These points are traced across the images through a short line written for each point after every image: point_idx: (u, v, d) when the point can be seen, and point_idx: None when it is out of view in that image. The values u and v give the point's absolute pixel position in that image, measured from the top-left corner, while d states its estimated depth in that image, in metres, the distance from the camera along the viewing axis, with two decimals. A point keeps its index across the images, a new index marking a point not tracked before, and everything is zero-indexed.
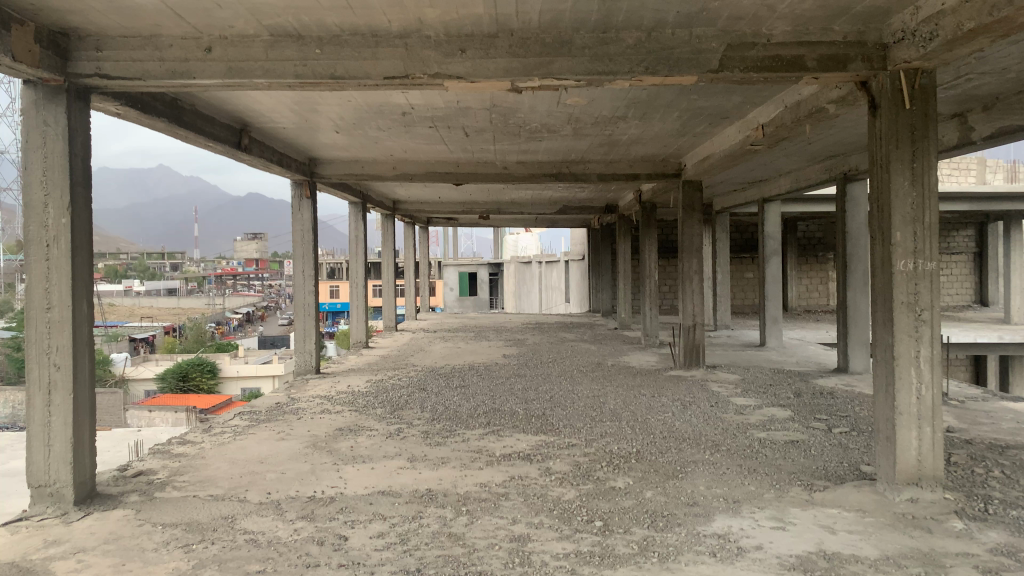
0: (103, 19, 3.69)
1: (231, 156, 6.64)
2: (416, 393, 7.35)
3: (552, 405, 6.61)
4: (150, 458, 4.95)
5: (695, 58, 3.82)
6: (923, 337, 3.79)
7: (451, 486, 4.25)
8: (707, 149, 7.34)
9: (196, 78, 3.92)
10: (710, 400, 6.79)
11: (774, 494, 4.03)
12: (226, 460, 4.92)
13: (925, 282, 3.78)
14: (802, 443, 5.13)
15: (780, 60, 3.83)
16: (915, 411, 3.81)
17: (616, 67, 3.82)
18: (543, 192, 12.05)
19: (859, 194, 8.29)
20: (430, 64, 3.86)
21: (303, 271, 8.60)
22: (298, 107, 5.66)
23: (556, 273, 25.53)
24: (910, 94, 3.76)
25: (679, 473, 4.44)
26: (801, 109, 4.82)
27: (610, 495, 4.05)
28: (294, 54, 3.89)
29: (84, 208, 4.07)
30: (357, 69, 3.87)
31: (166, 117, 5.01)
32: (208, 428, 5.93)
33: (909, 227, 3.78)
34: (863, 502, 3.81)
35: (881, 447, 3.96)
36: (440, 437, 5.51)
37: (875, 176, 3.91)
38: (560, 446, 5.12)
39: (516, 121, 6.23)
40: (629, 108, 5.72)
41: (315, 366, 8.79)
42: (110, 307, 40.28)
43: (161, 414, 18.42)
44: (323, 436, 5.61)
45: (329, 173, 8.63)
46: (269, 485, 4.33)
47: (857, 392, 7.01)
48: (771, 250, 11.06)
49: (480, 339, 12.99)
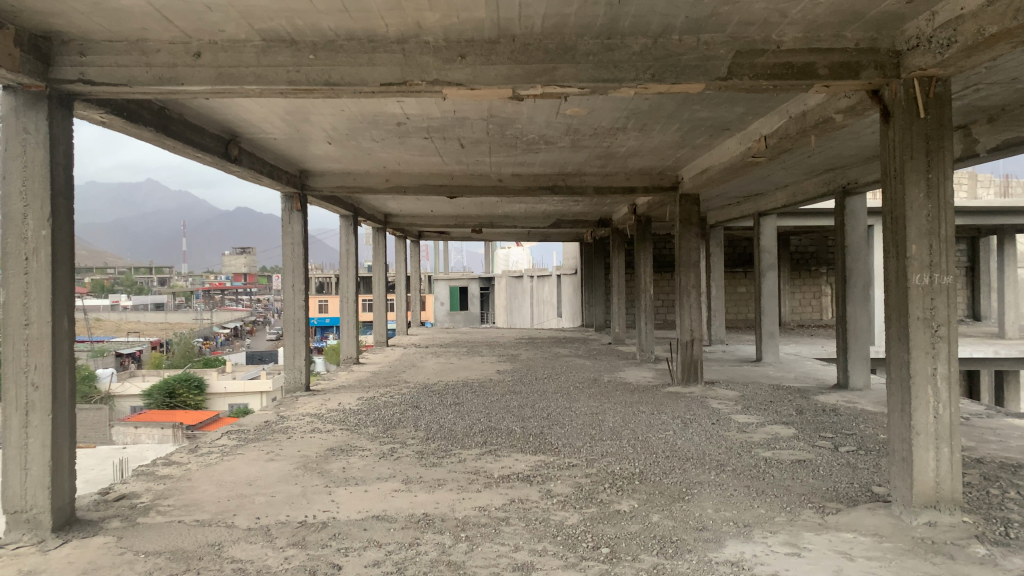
0: (87, 21, 3.53)
1: (220, 167, 6.48)
2: (409, 411, 7.15)
3: (550, 423, 6.44)
4: (133, 481, 4.74)
5: (703, 65, 3.70)
6: (940, 354, 3.64)
7: (449, 510, 4.07)
8: (706, 161, 7.23)
9: (184, 85, 3.75)
10: (710, 418, 6.62)
11: (785, 517, 3.87)
12: (212, 482, 4.72)
13: (942, 297, 3.64)
14: (810, 462, 4.98)
15: (791, 68, 3.72)
16: (932, 431, 3.66)
17: (621, 75, 3.69)
18: (537, 205, 11.94)
19: (858, 208, 8.22)
20: (428, 71, 3.72)
21: (293, 286, 8.43)
22: (289, 116, 5.51)
23: (548, 288, 25.40)
24: (925, 102, 3.64)
25: (685, 495, 4.27)
26: (808, 119, 4.71)
27: (615, 519, 3.88)
28: (287, 60, 3.74)
29: (65, 219, 3.90)
30: (353, 75, 3.72)
31: (153, 127, 4.84)
32: (194, 447, 5.73)
33: (924, 240, 3.65)
34: (879, 526, 3.65)
35: (896, 468, 3.81)
36: (435, 457, 5.33)
37: (888, 187, 3.79)
38: (560, 467, 4.94)
39: (513, 132, 6.10)
40: (629, 119, 5.60)
41: (305, 384, 8.58)
42: (96, 322, 39.82)
43: (147, 431, 18.12)
44: (313, 456, 5.41)
45: (320, 185, 8.46)
46: (258, 509, 4.14)
47: (861, 410, 6.86)
48: (765, 266, 10.96)
49: (472, 354, 12.80)
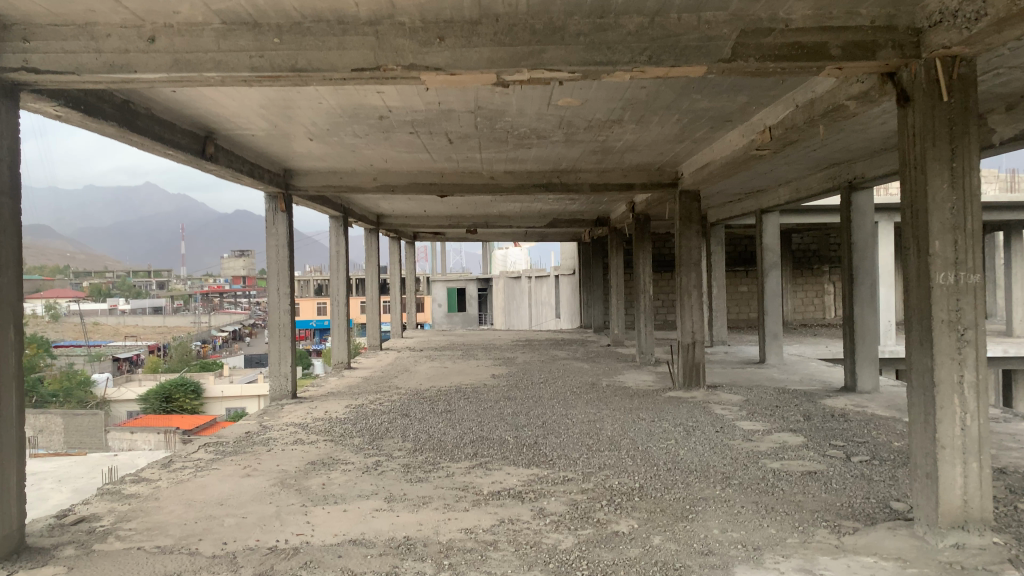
0: (26, 2, 3.20)
1: (195, 165, 6.16)
2: (398, 420, 6.83)
3: (545, 433, 6.11)
4: (95, 501, 4.41)
5: (705, 45, 3.38)
6: (966, 360, 3.31)
7: (432, 533, 3.74)
8: (706, 156, 6.92)
9: (137, 72, 3.43)
10: (714, 425, 6.30)
11: (799, 539, 3.54)
12: (181, 503, 4.38)
13: (968, 297, 3.32)
14: (821, 475, 4.66)
15: (800, 49, 3.40)
16: (959, 445, 3.31)
17: (616, 57, 3.38)
18: (533, 204, 11.65)
19: (864, 203, 7.87)
20: (404, 55, 3.40)
21: (278, 290, 8.10)
22: (266, 109, 5.19)
23: (546, 287, 25.08)
24: (948, 85, 3.32)
25: (689, 514, 3.95)
26: (816, 107, 4.41)
27: (612, 542, 3.56)
28: (250, 45, 3.41)
29: (11, 220, 3.57)
30: (321, 61, 3.41)
31: (115, 121, 4.53)
32: (167, 462, 5.40)
33: (948, 235, 3.33)
34: (901, 548, 3.32)
35: (919, 483, 3.48)
36: (422, 471, 5.01)
37: (908, 177, 3.47)
38: (555, 482, 4.62)
39: (503, 125, 5.78)
40: (625, 110, 5.28)
41: (291, 392, 8.23)
42: (94, 326, 39.51)
43: (143, 437, 17.77)
44: (293, 471, 5.09)
45: (305, 184, 8.13)
46: (226, 533, 3.83)
47: (871, 415, 6.53)
48: (769, 264, 10.64)
49: (468, 358, 12.48)
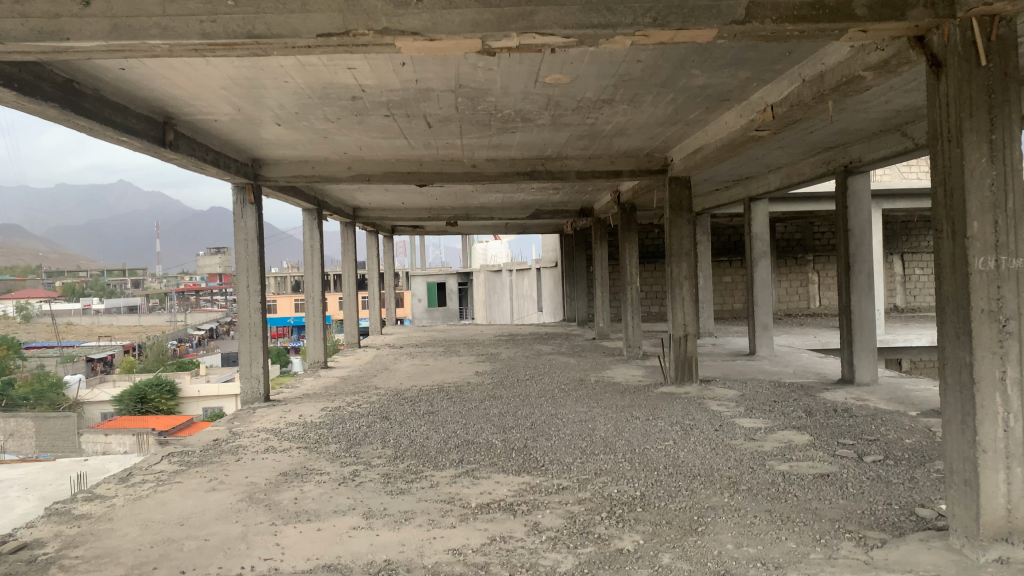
0: None
1: (153, 153, 5.70)
2: (377, 423, 6.41)
3: (535, 435, 5.74)
4: (41, 524, 3.98)
5: (716, 5, 3.01)
6: (1009, 355, 2.98)
7: (417, 555, 3.35)
8: (699, 139, 6.57)
9: (71, 40, 2.99)
10: (712, 423, 5.96)
11: (823, 554, 3.20)
12: (137, 524, 3.96)
13: (1010, 284, 2.98)
14: (837, 477, 4.33)
15: (822, 8, 3.04)
16: (1002, 448, 2.98)
17: (616, 19, 3.01)
18: (515, 194, 11.27)
19: (860, 188, 7.54)
20: (377, 17, 2.99)
21: (248, 287, 7.65)
22: (226, 88, 4.75)
23: (528, 281, 24.68)
24: (985, 48, 2.97)
25: (699, 527, 3.60)
26: (827, 81, 4.06)
27: (618, 562, 3.19)
28: (200, 8, 2.98)
29: None
30: (281, 25, 2.99)
31: (56, 102, 4.08)
32: (125, 476, 4.95)
33: (988, 215, 2.99)
34: (939, 564, 2.99)
35: (955, 491, 3.14)
36: (403, 481, 4.61)
37: (939, 152, 3.13)
38: (548, 492, 4.25)
39: (485, 106, 5.38)
40: (617, 88, 4.91)
41: (264, 394, 7.78)
42: (67, 328, 38.60)
43: (117, 440, 17.11)
44: (263, 484, 4.68)
45: (275, 175, 7.69)
46: (185, 560, 3.42)
47: (877, 410, 6.22)
48: (758, 253, 10.32)
49: (450, 354, 12.05)
